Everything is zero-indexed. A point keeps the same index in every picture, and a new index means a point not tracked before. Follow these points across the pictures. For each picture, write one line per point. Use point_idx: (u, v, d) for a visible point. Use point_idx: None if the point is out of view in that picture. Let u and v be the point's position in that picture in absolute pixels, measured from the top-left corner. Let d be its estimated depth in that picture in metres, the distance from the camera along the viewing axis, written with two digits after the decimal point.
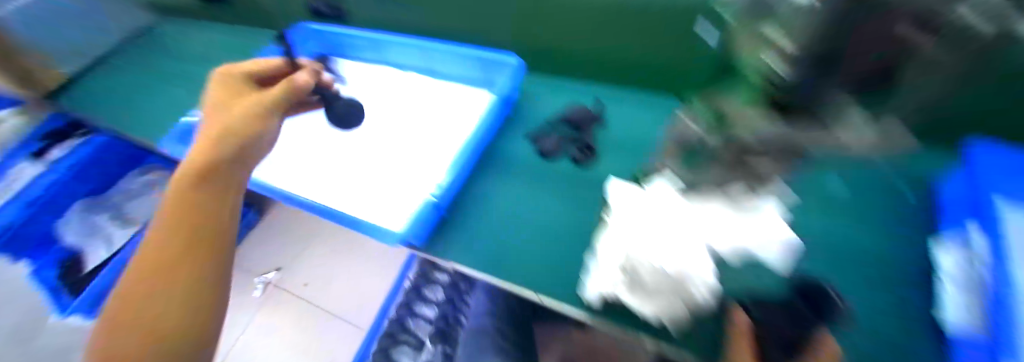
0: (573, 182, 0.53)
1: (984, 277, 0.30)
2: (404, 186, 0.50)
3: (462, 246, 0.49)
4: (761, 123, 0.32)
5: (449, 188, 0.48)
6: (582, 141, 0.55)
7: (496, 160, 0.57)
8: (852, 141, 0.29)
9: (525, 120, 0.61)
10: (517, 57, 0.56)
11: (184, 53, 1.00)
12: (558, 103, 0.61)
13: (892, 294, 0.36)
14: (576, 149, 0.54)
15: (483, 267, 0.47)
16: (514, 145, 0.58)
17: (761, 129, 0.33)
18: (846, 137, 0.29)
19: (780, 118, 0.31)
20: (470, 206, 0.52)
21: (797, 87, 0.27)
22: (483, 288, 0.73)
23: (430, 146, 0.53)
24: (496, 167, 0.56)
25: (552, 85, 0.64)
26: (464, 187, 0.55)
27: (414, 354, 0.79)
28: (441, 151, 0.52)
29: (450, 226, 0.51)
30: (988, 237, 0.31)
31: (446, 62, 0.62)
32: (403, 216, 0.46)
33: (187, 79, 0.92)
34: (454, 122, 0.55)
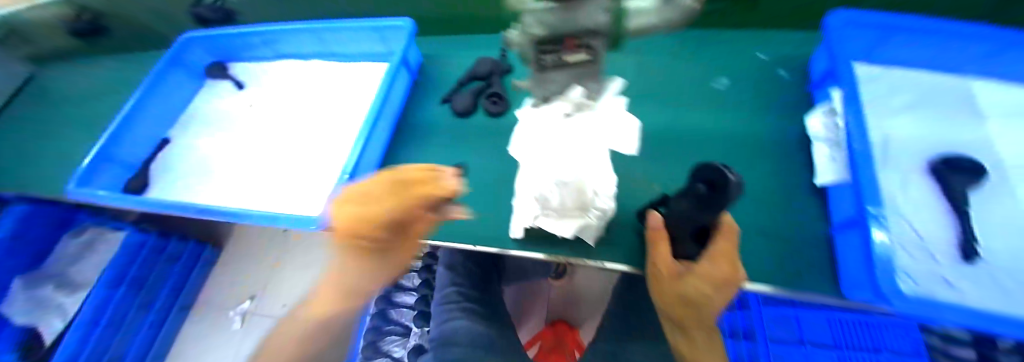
0: (491, 133, 0.53)
1: (848, 143, 0.35)
2: (316, 173, 0.48)
3: None
4: (556, 74, 0.24)
5: (360, 164, 0.46)
6: (491, 92, 0.55)
7: (414, 129, 0.56)
8: (652, 23, 0.21)
9: (436, 84, 0.60)
10: (409, 18, 0.51)
11: (70, 96, 0.90)
12: (464, 62, 0.61)
13: (788, 170, 0.43)
14: (487, 101, 0.55)
15: None
16: (429, 111, 0.58)
17: (572, 80, 0.24)
18: (653, 23, 0.21)
19: (572, 59, 0.22)
20: None
21: (565, 28, 0.19)
22: (448, 263, 0.71)
23: (337, 128, 0.51)
24: (415, 136, 0.56)
25: (456, 45, 0.63)
26: (386, 163, 0.54)
27: (402, 341, 0.81)
28: (349, 131, 0.50)
29: None
30: (846, 105, 0.36)
31: (342, 40, 0.55)
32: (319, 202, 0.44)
33: (81, 124, 0.84)
34: (360, 99, 0.53)
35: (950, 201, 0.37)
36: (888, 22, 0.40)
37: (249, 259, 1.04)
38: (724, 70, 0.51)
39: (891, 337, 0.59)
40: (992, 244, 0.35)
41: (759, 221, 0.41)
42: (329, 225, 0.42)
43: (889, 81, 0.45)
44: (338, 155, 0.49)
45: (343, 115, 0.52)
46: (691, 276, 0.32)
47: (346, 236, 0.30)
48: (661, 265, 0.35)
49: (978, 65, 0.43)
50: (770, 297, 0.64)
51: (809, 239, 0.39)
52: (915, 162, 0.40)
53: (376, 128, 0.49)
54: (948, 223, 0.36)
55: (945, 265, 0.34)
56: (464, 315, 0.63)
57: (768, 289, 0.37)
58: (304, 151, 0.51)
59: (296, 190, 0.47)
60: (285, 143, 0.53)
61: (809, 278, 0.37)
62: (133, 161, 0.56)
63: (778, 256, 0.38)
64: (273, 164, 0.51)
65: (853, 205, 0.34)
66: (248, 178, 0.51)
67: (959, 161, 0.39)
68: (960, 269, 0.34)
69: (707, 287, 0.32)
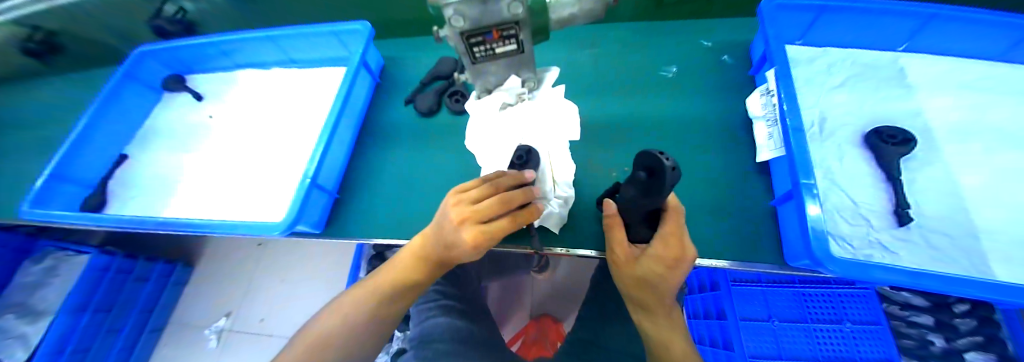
0: (454, 131, 0.54)
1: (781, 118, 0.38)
2: (277, 180, 0.47)
3: (364, 219, 0.50)
4: (489, 64, 0.25)
5: (322, 168, 0.46)
6: (454, 90, 0.55)
7: (379, 131, 0.57)
8: (575, 12, 0.23)
9: (399, 84, 0.61)
10: (366, 21, 0.51)
11: (14, 118, 0.85)
12: (425, 62, 0.61)
13: (734, 150, 0.45)
14: (450, 99, 0.55)
15: (386, 232, 0.48)
16: (392, 111, 0.58)
17: (506, 71, 0.25)
18: (573, 13, 0.23)
19: (500, 50, 0.23)
20: (362, 180, 0.53)
21: (487, 20, 0.20)
22: None
23: (299, 134, 0.51)
24: (380, 138, 0.56)
25: (416, 46, 0.64)
26: (351, 166, 0.54)
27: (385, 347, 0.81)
28: (311, 136, 0.50)
29: (346, 205, 0.51)
30: (780, 83, 0.39)
31: (301, 45, 0.54)
32: (280, 208, 0.44)
33: (30, 147, 0.81)
34: (322, 103, 0.53)
35: (886, 169, 0.39)
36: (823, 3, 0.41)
37: (223, 276, 1.01)
38: (675, 59, 0.53)
39: (853, 307, 0.62)
40: (927, 207, 0.36)
41: (710, 200, 0.43)
42: (294, 230, 0.42)
43: (823, 62, 0.46)
44: (299, 161, 0.48)
45: (304, 121, 0.52)
46: (646, 258, 0.34)
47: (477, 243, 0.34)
48: (617, 251, 0.36)
49: (907, 43, 0.44)
50: (734, 276, 0.68)
51: (757, 214, 0.41)
52: (850, 135, 0.42)
53: (338, 131, 0.49)
54: (883, 190, 0.38)
55: (880, 229, 0.36)
56: (441, 313, 0.64)
57: (723, 263, 0.39)
58: (266, 157, 0.50)
59: (258, 198, 0.47)
60: (246, 152, 0.52)
61: (758, 249, 0.39)
62: (91, 178, 0.53)
63: (729, 232, 0.41)
64: (235, 173, 0.50)
65: (790, 178, 0.35)
66: (208, 190, 0.50)
67: (893, 133, 0.39)
68: (894, 232, 0.35)
69: (661, 267, 0.34)
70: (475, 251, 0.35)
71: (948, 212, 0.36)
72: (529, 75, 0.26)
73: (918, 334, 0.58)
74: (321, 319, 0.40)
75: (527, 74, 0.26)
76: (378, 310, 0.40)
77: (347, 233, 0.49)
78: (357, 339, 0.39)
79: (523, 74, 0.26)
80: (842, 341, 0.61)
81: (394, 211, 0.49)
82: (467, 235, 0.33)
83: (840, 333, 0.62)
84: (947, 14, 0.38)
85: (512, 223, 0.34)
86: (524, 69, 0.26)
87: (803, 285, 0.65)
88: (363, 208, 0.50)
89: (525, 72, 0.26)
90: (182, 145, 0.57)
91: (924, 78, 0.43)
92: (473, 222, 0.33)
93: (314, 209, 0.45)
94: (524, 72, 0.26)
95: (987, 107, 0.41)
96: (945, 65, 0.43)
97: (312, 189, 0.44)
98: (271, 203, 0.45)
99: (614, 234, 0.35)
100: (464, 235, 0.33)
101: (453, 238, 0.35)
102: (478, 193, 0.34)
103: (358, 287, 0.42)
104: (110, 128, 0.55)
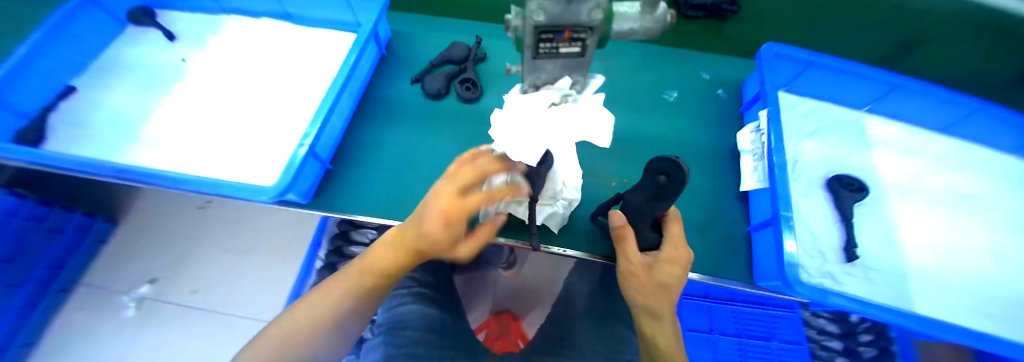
0: (461, 119, 0.53)
1: (769, 154, 0.42)
2: (267, 142, 0.43)
3: (354, 196, 0.47)
4: (547, 62, 0.25)
5: (320, 136, 0.44)
6: (465, 77, 0.55)
7: (380, 106, 0.54)
8: (636, 28, 0.25)
9: (404, 62, 0.58)
10: None
11: None
12: (436, 44, 0.60)
13: (719, 178, 0.50)
14: (461, 87, 0.54)
15: (379, 213, 0.46)
16: (395, 88, 0.56)
17: (561, 72, 0.26)
18: (634, 29, 0.25)
19: (563, 51, 0.24)
20: (355, 155, 0.50)
21: (564, 19, 0.21)
22: None
23: (296, 97, 0.47)
24: (381, 113, 0.54)
25: (427, 25, 0.62)
26: (346, 138, 0.51)
27: None
28: (309, 100, 0.47)
29: (336, 179, 0.48)
30: (771, 124, 0.44)
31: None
32: (270, 172, 0.41)
33: None
34: (323, 67, 0.50)
35: (840, 210, 0.45)
36: (813, 59, 0.47)
37: (153, 238, 0.89)
38: (675, 86, 0.57)
39: (781, 327, 0.71)
40: (868, 246, 0.43)
41: (694, 219, 0.47)
42: (284, 197, 0.39)
43: (801, 111, 0.53)
44: (294, 124, 0.45)
45: (303, 83, 0.49)
46: (661, 263, 0.35)
47: (452, 220, 0.29)
48: (633, 260, 0.35)
49: (871, 105, 0.52)
50: (689, 293, 0.73)
51: (734, 237, 0.46)
52: (816, 178, 0.48)
53: (340, 100, 0.47)
54: (836, 229, 0.44)
55: (833, 262, 0.42)
56: (415, 301, 0.61)
57: (701, 277, 0.42)
58: (253, 115, 0.46)
59: (243, 158, 0.42)
60: (229, 105, 0.47)
61: (732, 268, 0.44)
62: (28, 106, 0.45)
63: (708, 250, 0.45)
64: (214, 127, 0.45)
65: (771, 209, 0.40)
66: (179, 142, 0.45)
67: (849, 181, 0.47)
68: (844, 266, 0.42)
69: (671, 270, 0.34)
70: (455, 233, 0.30)
71: (883, 252, 0.43)
72: (579, 80, 0.27)
73: (827, 355, 0.70)
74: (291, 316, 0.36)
75: (577, 80, 0.27)
76: (367, 302, 0.37)
77: (335, 208, 0.46)
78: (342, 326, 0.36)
79: (574, 78, 0.27)
80: (768, 355, 0.70)
81: (389, 192, 0.47)
82: (444, 207, 0.28)
83: (768, 349, 0.70)
84: (908, 84, 0.46)
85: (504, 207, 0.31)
86: (576, 73, 0.26)
87: (742, 304, 0.73)
88: (355, 185, 0.48)
89: (576, 76, 0.27)
90: (146, 85, 0.50)
91: (875, 138, 0.51)
92: (451, 194, 0.29)
93: (306, 178, 0.42)
94: (576, 76, 0.26)
95: (919, 171, 0.49)
96: (890, 130, 0.52)
97: (307, 157, 0.42)
98: (259, 165, 0.42)
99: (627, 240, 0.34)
100: (437, 209, 0.29)
101: (426, 218, 0.30)
102: (455, 172, 0.31)
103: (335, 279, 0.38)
104: (58, 55, 0.47)
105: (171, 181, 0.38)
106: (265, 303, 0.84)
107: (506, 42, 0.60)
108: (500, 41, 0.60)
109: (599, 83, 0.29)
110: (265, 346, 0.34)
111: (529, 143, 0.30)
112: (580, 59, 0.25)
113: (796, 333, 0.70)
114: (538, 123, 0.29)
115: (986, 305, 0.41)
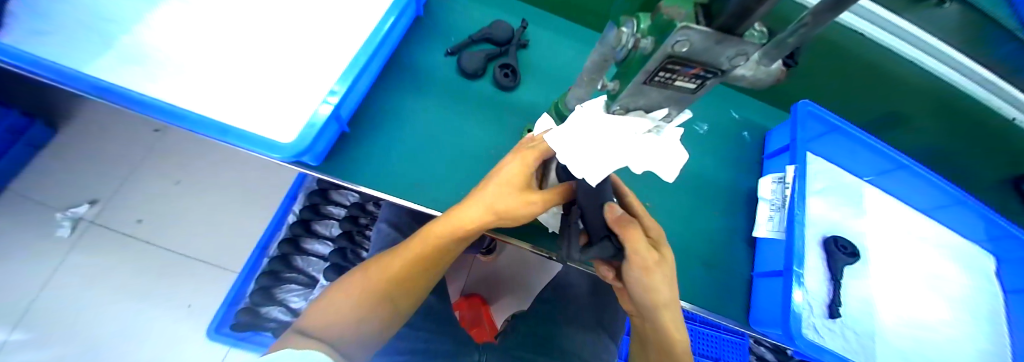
0: (494, 106, 0.50)
1: (791, 206, 0.44)
2: (283, 93, 0.38)
3: (366, 168, 0.43)
4: (653, 90, 0.23)
5: (346, 95, 0.39)
6: (505, 62, 0.52)
7: (407, 73, 0.49)
8: (747, 78, 0.23)
9: (440, 29, 0.54)
10: None
11: None
12: (477, 15, 0.55)
13: (733, 219, 0.52)
14: (500, 72, 0.51)
15: (394, 191, 0.42)
16: (428, 56, 0.51)
17: (662, 101, 0.24)
18: (746, 76, 0.23)
19: (677, 84, 0.22)
20: (375, 121, 0.45)
21: (702, 55, 0.19)
22: (390, 221, 0.56)
23: (323, 44, 0.42)
24: (408, 80, 0.49)
25: None
26: (366, 100, 0.46)
27: (304, 292, 0.75)
28: (341, 53, 0.42)
29: (351, 144, 0.43)
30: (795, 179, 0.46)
31: None
32: (288, 127, 0.36)
33: None
34: (357, 18, 0.44)
35: (831, 270, 0.48)
36: (839, 124, 0.50)
37: (128, 156, 0.84)
38: (705, 118, 0.58)
39: (729, 350, 0.77)
40: (844, 304, 0.48)
41: (705, 255, 0.48)
42: (299, 158, 0.35)
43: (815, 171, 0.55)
44: (322, 77, 0.40)
45: (336, 32, 0.44)
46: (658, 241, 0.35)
47: (522, 176, 0.34)
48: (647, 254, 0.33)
49: (872, 176, 0.56)
50: None
51: (736, 277, 0.48)
52: (815, 235, 0.51)
53: (373, 58, 0.42)
54: (825, 285, 0.47)
55: (817, 316, 0.45)
56: None
57: (701, 310, 0.44)
58: (271, 55, 0.41)
59: (255, 104, 0.37)
60: (243, 37, 0.41)
61: (731, 310, 0.46)
62: None
63: (710, 286, 0.46)
64: (225, 60, 0.40)
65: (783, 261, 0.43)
66: (175, 65, 0.38)
67: (845, 243, 0.49)
68: (825, 320, 0.45)
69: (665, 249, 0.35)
70: (518, 194, 0.34)
71: (854, 312, 0.48)
72: (674, 110, 0.26)
73: None
74: (338, 294, 0.38)
75: (672, 111, 0.26)
76: (403, 286, 0.39)
77: (343, 177, 0.41)
78: (383, 308, 0.38)
79: (672, 108, 0.25)
80: None
81: (407, 171, 0.43)
82: (511, 168, 0.34)
83: None
84: (914, 168, 0.51)
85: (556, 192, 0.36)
86: (678, 104, 0.25)
87: (701, 324, 0.77)
88: (371, 155, 0.43)
89: (673, 108, 0.25)
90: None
91: (869, 206, 0.55)
92: (523, 161, 0.34)
93: (324, 140, 0.38)
94: (673, 107, 0.25)
95: (902, 245, 0.54)
96: (884, 202, 0.56)
97: (329, 117, 0.37)
98: (276, 116, 0.37)
99: (633, 229, 0.32)
100: (512, 165, 0.34)
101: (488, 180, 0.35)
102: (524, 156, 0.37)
103: (373, 264, 0.40)
104: None
105: (174, 115, 0.32)
106: (229, 252, 0.82)
107: (552, 34, 0.57)
108: (547, 32, 0.57)
109: (685, 119, 0.28)
110: (318, 315, 0.36)
111: (594, 162, 0.29)
112: (690, 94, 0.23)
113: (742, 358, 0.77)
114: (617, 143, 0.27)
115: None
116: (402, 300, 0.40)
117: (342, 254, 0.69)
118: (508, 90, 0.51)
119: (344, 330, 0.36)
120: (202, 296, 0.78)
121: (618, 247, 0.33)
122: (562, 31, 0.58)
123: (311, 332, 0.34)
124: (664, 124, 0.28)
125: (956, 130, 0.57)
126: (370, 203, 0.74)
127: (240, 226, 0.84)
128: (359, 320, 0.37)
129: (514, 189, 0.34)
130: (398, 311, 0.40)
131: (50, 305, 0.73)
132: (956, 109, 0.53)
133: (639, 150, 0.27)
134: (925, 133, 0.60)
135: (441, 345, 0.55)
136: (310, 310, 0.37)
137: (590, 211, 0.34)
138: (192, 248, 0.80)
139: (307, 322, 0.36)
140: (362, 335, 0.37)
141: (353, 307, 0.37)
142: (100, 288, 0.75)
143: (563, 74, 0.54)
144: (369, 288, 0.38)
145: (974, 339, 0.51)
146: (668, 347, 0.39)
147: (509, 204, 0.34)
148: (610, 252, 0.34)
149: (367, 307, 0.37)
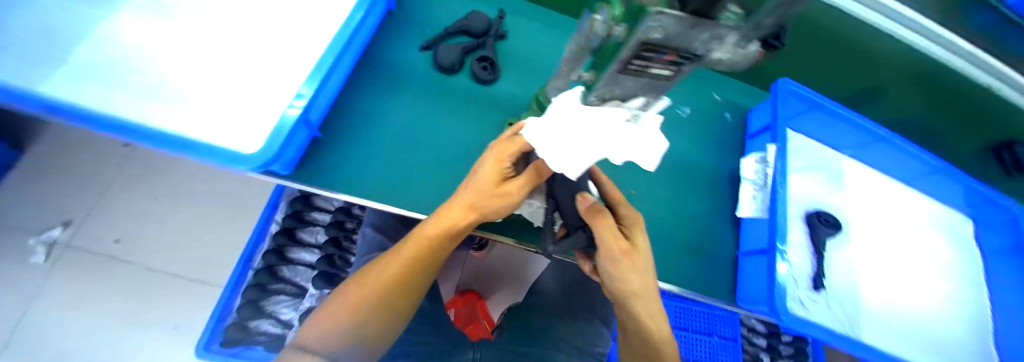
0: (472, 101, 0.49)
1: (773, 185, 0.45)
2: (248, 99, 0.37)
3: (342, 173, 0.41)
4: (628, 78, 0.22)
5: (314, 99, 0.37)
6: (482, 55, 0.50)
7: (381, 71, 0.48)
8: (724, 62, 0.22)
9: (414, 24, 0.52)
10: None
11: None
12: (452, 7, 0.54)
13: (718, 201, 0.52)
14: (477, 65, 0.50)
15: (372, 195, 0.40)
16: (401, 51, 0.50)
17: (637, 88, 0.24)
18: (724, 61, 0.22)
19: (653, 71, 0.21)
20: (350, 124, 0.44)
21: (676, 41, 0.18)
22: (373, 224, 0.55)
23: (289, 47, 0.40)
24: (383, 79, 0.47)
25: None
26: (340, 103, 0.44)
27: (293, 302, 0.73)
28: (307, 54, 0.40)
29: (325, 150, 0.42)
30: (777, 157, 0.46)
31: None
32: (254, 136, 0.34)
33: None
34: (324, 17, 0.42)
35: (814, 242, 0.49)
36: (820, 101, 0.50)
37: (98, 174, 0.81)
38: (688, 101, 0.58)
39: (721, 325, 0.78)
40: (828, 277, 0.49)
41: (693, 239, 0.48)
42: (266, 168, 0.33)
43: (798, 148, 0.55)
44: (288, 80, 0.39)
45: (301, 32, 0.42)
46: (632, 229, 0.34)
47: (498, 171, 0.32)
48: (615, 243, 0.32)
49: (852, 150, 0.57)
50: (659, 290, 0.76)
51: (723, 258, 0.48)
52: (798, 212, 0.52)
53: (342, 58, 0.40)
54: (810, 259, 0.48)
55: (802, 290, 0.46)
56: None
57: (690, 293, 0.45)
58: (234, 61, 0.39)
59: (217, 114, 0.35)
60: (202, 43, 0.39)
61: (718, 290, 0.46)
62: None
63: (698, 269, 0.47)
64: (179, 69, 0.37)
65: (767, 238, 0.43)
66: (125, 77, 0.35)
67: (826, 217, 0.50)
68: (810, 293, 0.46)
69: (641, 239, 0.34)
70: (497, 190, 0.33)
71: (838, 285, 0.49)
72: (652, 96, 0.25)
73: (754, 351, 0.79)
74: (337, 303, 0.37)
75: (649, 98, 0.25)
76: (402, 290, 0.38)
77: (318, 183, 0.40)
78: (384, 314, 0.38)
79: (649, 95, 0.25)
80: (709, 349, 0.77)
81: (385, 174, 0.42)
82: (488, 162, 0.33)
83: (709, 343, 0.77)
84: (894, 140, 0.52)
85: (532, 174, 0.32)
86: (655, 91, 0.24)
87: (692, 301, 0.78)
88: (347, 160, 0.42)
89: (650, 95, 0.25)
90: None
91: (848, 180, 0.56)
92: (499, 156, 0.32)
93: (295, 147, 0.36)
94: (650, 94, 0.24)
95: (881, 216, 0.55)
96: (862, 174, 0.57)
97: (296, 123, 0.35)
98: (239, 125, 0.35)
99: (604, 219, 0.31)
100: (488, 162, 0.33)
101: (473, 180, 0.34)
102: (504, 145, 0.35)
103: (370, 269, 0.38)
104: None
105: (119, 129, 0.29)
106: (213, 266, 0.79)
107: (530, 24, 0.55)
108: (525, 21, 0.55)
109: (663, 105, 0.27)
110: (320, 326, 0.36)
111: (573, 155, 0.28)
112: (667, 81, 0.23)
113: (735, 332, 0.78)
114: (596, 134, 0.26)
115: (899, 338, 0.49)
116: (403, 303, 0.39)
117: (330, 261, 0.68)
118: (485, 84, 0.50)
119: (348, 337, 0.36)
120: (188, 313, 0.76)
121: (591, 237, 0.33)
122: (540, 20, 0.56)
123: (313, 344, 0.35)
124: (642, 112, 0.27)
125: (932, 99, 0.59)
126: (355, 207, 0.72)
127: (223, 239, 0.81)
128: (360, 327, 0.37)
129: (491, 186, 0.33)
130: (399, 313, 0.39)
131: (26, 334, 0.70)
132: (933, 78, 0.54)
133: (620, 141, 0.26)
134: (903, 103, 0.61)
135: (433, 347, 0.55)
136: (312, 319, 0.37)
137: (564, 203, 0.34)
138: (174, 265, 0.78)
139: (310, 334, 0.36)
140: (365, 340, 0.37)
141: (353, 315, 0.36)
142: (78, 313, 0.72)
143: (543, 65, 0.53)
144: (368, 295, 0.37)
145: (950, 301, 0.53)
146: (646, 340, 0.37)
147: (491, 196, 0.33)
148: (584, 242, 0.34)
149: (366, 312, 0.36)
